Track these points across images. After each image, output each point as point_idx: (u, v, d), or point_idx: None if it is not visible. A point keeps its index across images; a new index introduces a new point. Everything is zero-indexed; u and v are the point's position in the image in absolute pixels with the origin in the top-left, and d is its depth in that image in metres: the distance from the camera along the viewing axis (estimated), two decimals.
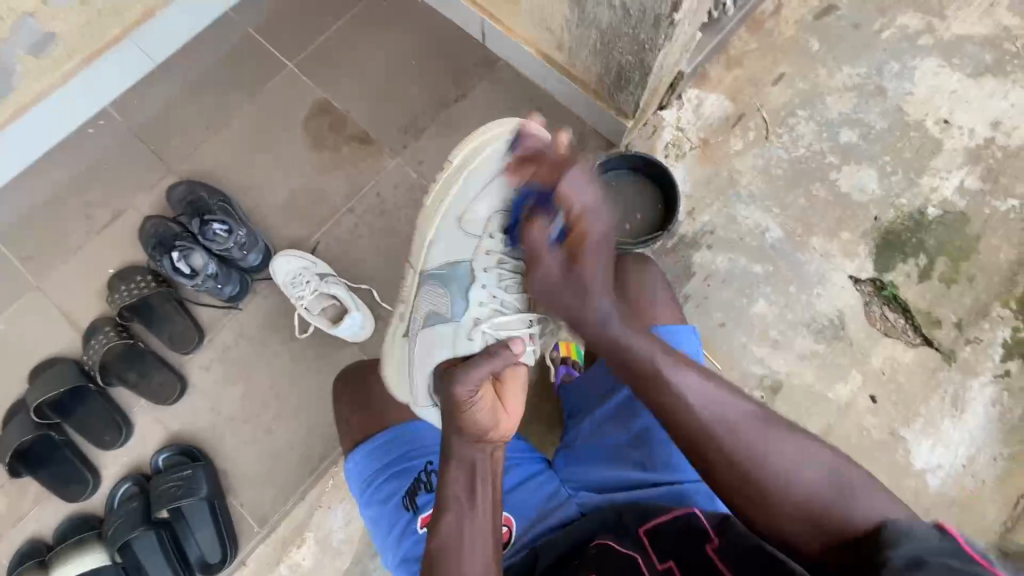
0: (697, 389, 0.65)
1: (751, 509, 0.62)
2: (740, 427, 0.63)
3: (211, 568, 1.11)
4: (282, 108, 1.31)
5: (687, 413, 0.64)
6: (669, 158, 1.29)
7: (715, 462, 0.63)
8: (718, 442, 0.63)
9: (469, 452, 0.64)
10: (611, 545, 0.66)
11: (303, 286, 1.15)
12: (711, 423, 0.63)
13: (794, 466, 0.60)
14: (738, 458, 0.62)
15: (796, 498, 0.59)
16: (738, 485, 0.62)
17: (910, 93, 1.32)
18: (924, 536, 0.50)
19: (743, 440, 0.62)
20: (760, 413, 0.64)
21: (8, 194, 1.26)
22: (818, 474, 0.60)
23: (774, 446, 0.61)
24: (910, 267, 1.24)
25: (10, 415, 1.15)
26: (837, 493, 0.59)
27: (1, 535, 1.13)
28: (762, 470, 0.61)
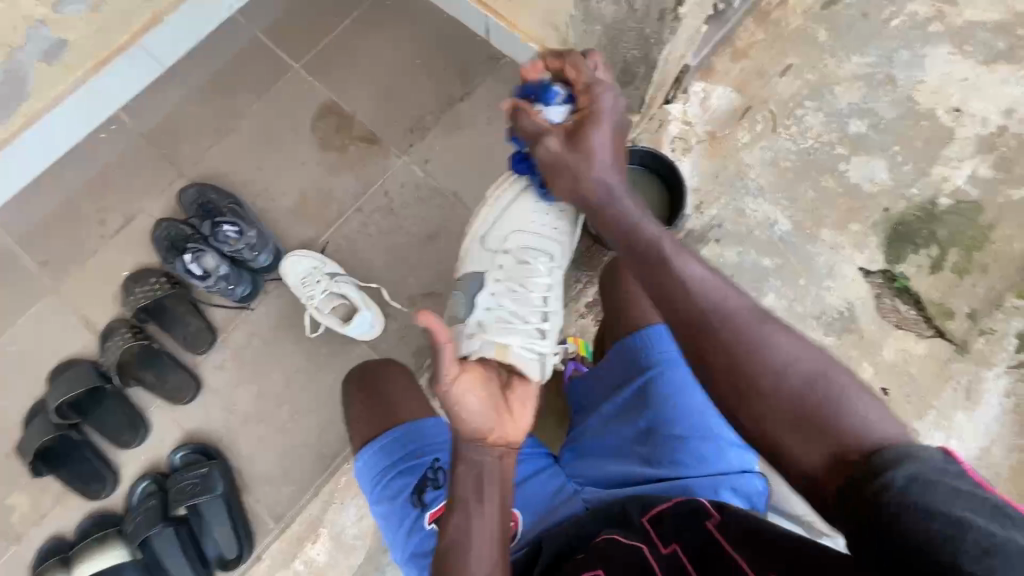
0: (706, 277, 0.62)
1: (749, 399, 0.55)
2: (739, 314, 0.58)
3: (228, 564, 1.13)
4: (290, 110, 1.32)
5: (688, 298, 0.60)
6: (676, 152, 1.29)
7: (714, 336, 0.58)
8: (709, 316, 0.59)
9: (476, 456, 0.63)
10: (617, 538, 0.65)
11: (313, 286, 1.16)
12: (721, 359, 0.57)
13: (793, 359, 0.55)
14: (730, 328, 0.58)
15: (796, 380, 0.54)
16: (724, 369, 0.57)
17: (920, 82, 1.30)
18: (929, 455, 0.45)
19: (731, 327, 0.57)
20: (765, 313, 0.59)
21: (24, 199, 1.28)
22: (799, 347, 0.56)
23: (771, 338, 0.56)
24: (922, 258, 1.23)
25: (31, 415, 1.18)
26: (830, 397, 0.53)
27: (25, 534, 1.15)
28: (756, 348, 0.56)
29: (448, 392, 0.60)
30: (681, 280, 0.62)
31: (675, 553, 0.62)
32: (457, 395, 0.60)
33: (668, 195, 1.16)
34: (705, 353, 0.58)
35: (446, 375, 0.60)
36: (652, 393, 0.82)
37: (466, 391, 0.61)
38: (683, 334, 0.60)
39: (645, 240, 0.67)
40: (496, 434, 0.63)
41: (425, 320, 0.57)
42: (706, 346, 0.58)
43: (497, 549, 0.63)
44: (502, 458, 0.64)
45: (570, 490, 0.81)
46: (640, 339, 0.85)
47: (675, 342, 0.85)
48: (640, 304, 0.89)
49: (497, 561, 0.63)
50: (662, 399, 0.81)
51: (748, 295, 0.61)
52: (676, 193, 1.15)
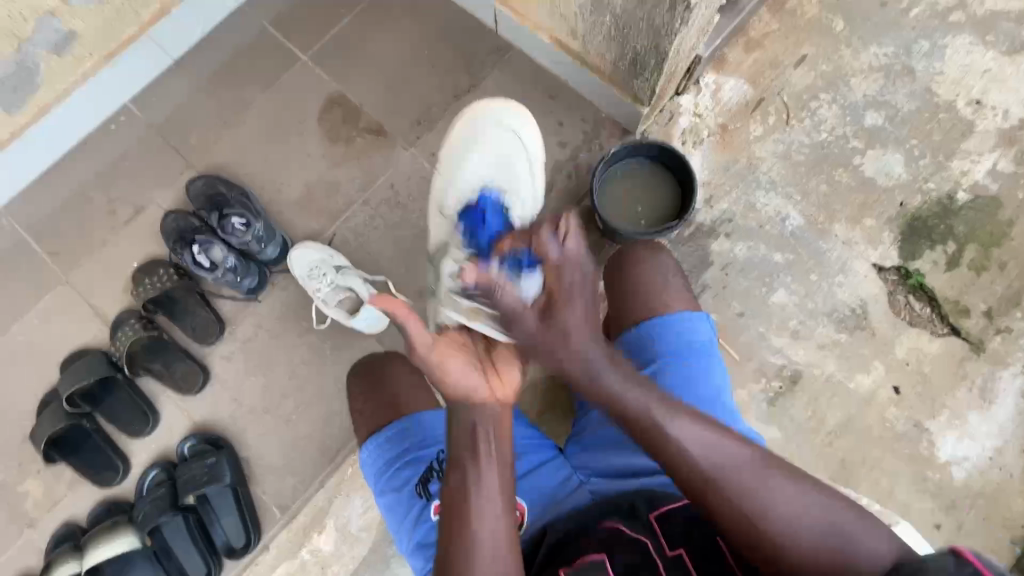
0: (697, 437, 0.61)
1: (760, 551, 0.58)
2: (741, 471, 0.60)
3: (236, 552, 1.15)
4: (297, 101, 1.32)
5: (688, 458, 0.61)
6: (686, 145, 1.27)
7: (722, 506, 0.59)
8: (726, 489, 0.59)
9: (471, 417, 0.63)
10: (620, 529, 0.66)
11: (320, 278, 1.16)
12: (716, 467, 0.60)
13: (799, 514, 0.58)
14: (741, 494, 0.59)
15: (806, 537, 0.57)
16: (736, 523, 0.59)
17: (939, 73, 1.27)
18: (936, 564, 0.48)
19: (739, 486, 0.59)
20: (760, 453, 0.62)
21: (37, 190, 1.29)
22: (815, 506, 0.58)
23: (774, 496, 0.58)
24: (937, 254, 1.20)
25: (44, 404, 1.20)
26: (838, 535, 0.57)
27: (38, 519, 1.18)
28: (761, 509, 0.58)
29: (428, 362, 0.62)
30: (679, 451, 0.61)
31: (681, 556, 0.63)
32: (442, 365, 0.62)
33: (677, 189, 1.15)
34: (716, 513, 0.60)
35: (421, 344, 0.62)
36: (657, 386, 0.81)
37: (443, 356, 0.63)
38: (696, 495, 0.61)
39: (609, 392, 0.63)
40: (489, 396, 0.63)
41: (376, 302, 0.61)
42: (716, 505, 0.59)
43: (508, 515, 0.62)
44: (498, 415, 0.64)
45: (575, 481, 0.80)
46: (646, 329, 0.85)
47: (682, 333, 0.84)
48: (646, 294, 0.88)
49: (503, 519, 0.61)
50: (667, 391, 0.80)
51: (748, 441, 0.63)
52: (685, 186, 1.13)
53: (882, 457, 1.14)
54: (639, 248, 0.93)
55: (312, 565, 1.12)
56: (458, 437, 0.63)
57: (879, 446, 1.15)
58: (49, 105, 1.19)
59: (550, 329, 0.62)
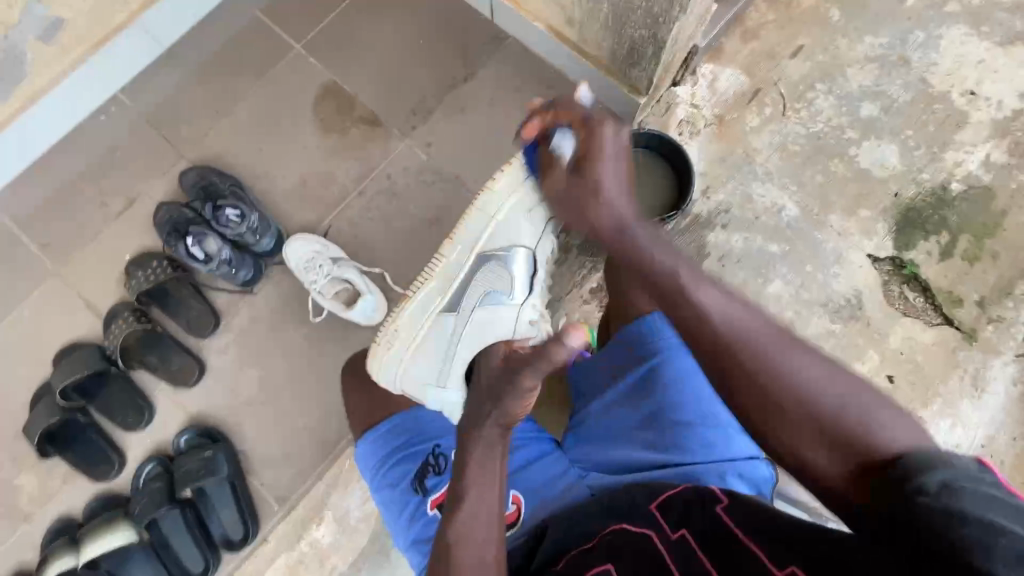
0: (724, 304, 0.62)
1: (778, 417, 0.57)
2: (761, 339, 0.59)
3: (234, 545, 1.14)
4: (291, 92, 1.30)
5: (707, 325, 0.62)
6: (683, 136, 1.27)
7: (741, 365, 0.59)
8: (746, 350, 0.59)
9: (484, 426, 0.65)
10: (626, 528, 0.65)
11: (317, 270, 1.15)
12: (734, 329, 0.60)
13: (823, 386, 0.56)
14: (761, 364, 0.58)
15: (828, 405, 0.55)
16: (758, 395, 0.58)
17: (934, 64, 1.27)
18: (961, 463, 0.47)
19: (767, 348, 0.59)
20: (784, 329, 0.61)
21: (26, 181, 1.27)
22: (842, 387, 0.57)
23: (795, 364, 0.57)
24: (931, 245, 1.21)
25: (37, 398, 1.18)
26: (861, 412, 0.55)
27: (33, 514, 1.17)
28: (776, 377, 0.57)
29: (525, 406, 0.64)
30: (701, 312, 0.62)
31: (684, 537, 0.62)
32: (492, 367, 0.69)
33: (675, 180, 1.15)
34: (737, 394, 0.59)
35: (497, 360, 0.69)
36: (657, 381, 0.82)
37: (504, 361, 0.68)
38: (711, 360, 0.61)
39: (630, 246, 0.72)
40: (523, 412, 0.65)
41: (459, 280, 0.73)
42: (731, 365, 0.60)
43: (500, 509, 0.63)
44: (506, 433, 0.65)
45: (574, 475, 0.81)
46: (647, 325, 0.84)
47: None
48: None
49: (497, 517, 0.62)
50: (666, 386, 0.81)
51: (773, 318, 0.62)
52: (682, 178, 1.13)
53: None
54: None
55: (310, 557, 1.12)
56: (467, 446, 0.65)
57: None
58: (38, 95, 1.17)
59: (580, 180, 0.77)
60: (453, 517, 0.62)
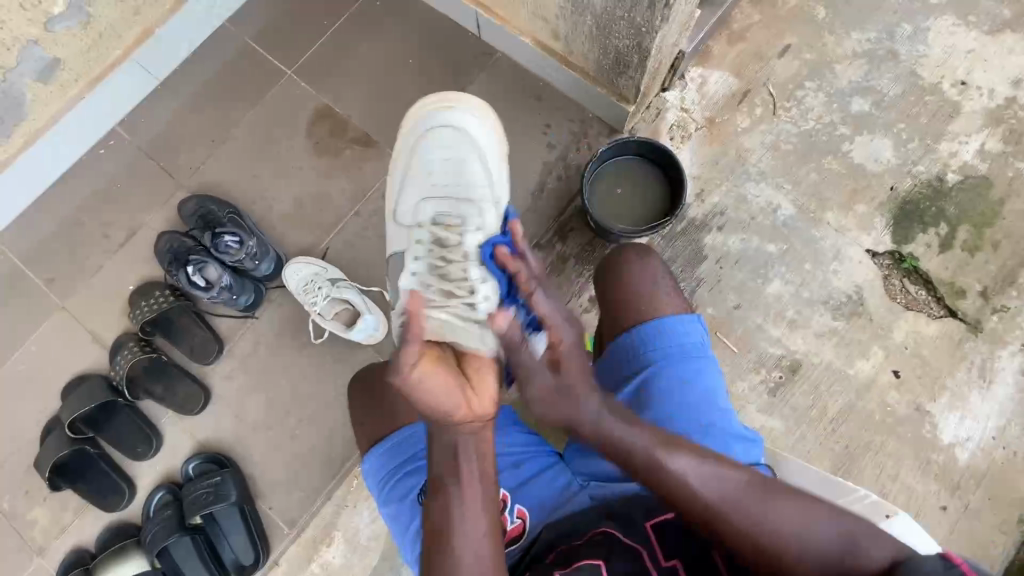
0: (694, 468, 0.66)
1: (773, 573, 0.61)
2: (742, 500, 0.64)
3: (244, 569, 1.15)
4: (284, 116, 1.32)
5: (692, 495, 0.65)
6: (675, 140, 1.27)
7: (729, 531, 0.63)
8: (738, 515, 0.63)
9: (453, 437, 0.64)
10: (615, 535, 0.69)
11: (316, 292, 1.16)
12: (719, 498, 0.64)
13: (806, 521, 0.62)
14: (748, 526, 0.63)
15: (813, 567, 0.61)
16: (751, 549, 0.62)
17: (924, 55, 1.27)
18: (928, 563, 0.53)
19: (744, 510, 0.63)
20: (756, 480, 0.66)
21: (28, 218, 1.29)
22: (828, 531, 0.62)
23: (778, 515, 0.63)
24: (930, 237, 1.21)
25: (47, 431, 1.20)
26: (842, 566, 0.60)
27: (47, 546, 1.18)
28: (763, 534, 0.62)
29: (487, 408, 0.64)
30: (679, 479, 0.65)
31: (676, 567, 0.66)
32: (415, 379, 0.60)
33: (667, 187, 1.15)
34: (725, 540, 0.64)
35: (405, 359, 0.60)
36: (651, 391, 0.82)
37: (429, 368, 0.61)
38: (701, 522, 0.65)
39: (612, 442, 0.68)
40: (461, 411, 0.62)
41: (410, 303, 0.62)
42: (721, 532, 0.63)
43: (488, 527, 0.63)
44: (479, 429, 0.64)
45: (576, 485, 0.81)
46: (639, 335, 0.85)
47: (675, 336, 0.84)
48: (640, 299, 0.88)
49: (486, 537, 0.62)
50: (662, 395, 0.81)
51: (741, 467, 0.67)
52: (676, 182, 1.13)
53: (884, 443, 1.14)
54: (628, 253, 0.93)
55: None
56: (438, 452, 0.64)
57: (882, 431, 1.15)
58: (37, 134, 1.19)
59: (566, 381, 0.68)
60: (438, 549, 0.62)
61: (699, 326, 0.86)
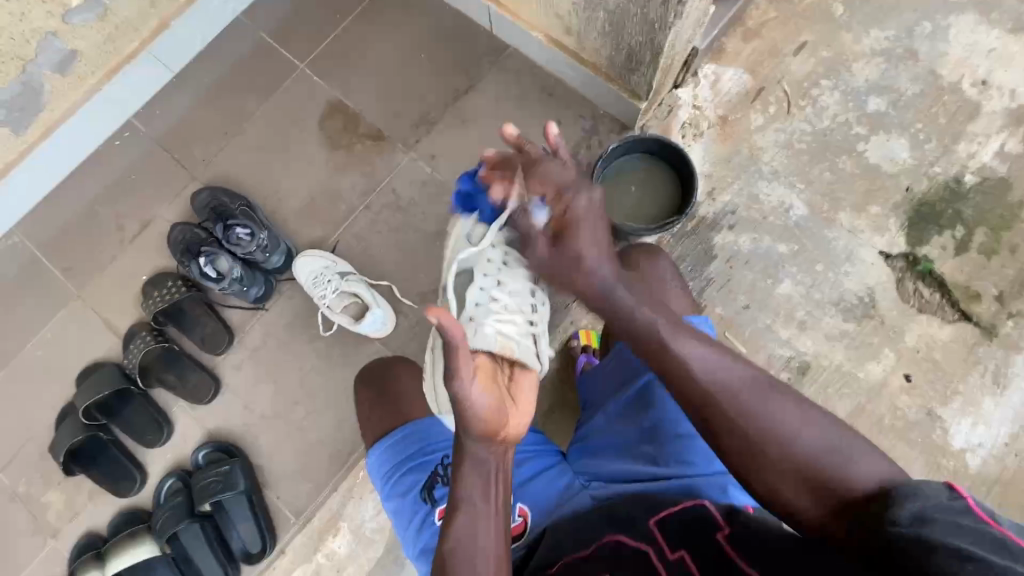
0: (705, 358, 0.64)
1: (763, 474, 0.60)
2: (743, 391, 0.62)
3: (252, 557, 1.17)
4: (297, 110, 1.33)
5: (690, 382, 0.64)
6: (687, 138, 1.26)
7: (731, 430, 0.62)
8: (733, 401, 0.62)
9: (481, 452, 0.64)
10: (626, 543, 0.66)
11: (325, 285, 1.17)
12: (717, 384, 0.63)
13: (799, 431, 0.59)
14: (740, 412, 0.61)
15: (805, 456, 0.59)
16: (741, 443, 0.61)
17: (944, 54, 1.25)
18: (932, 490, 0.51)
19: (740, 397, 0.62)
20: (764, 376, 0.64)
21: (45, 208, 1.32)
22: (821, 433, 0.59)
23: (774, 410, 0.61)
24: (946, 239, 1.19)
25: (62, 416, 1.22)
26: (837, 457, 0.58)
27: (61, 529, 1.21)
28: (764, 435, 0.60)
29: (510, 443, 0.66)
30: (679, 363, 0.65)
31: (682, 559, 0.62)
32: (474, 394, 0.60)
33: (678, 184, 1.14)
34: (720, 436, 0.63)
35: (465, 372, 0.58)
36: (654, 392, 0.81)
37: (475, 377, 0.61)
38: (697, 406, 0.64)
39: (620, 307, 0.69)
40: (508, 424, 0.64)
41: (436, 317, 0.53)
42: (712, 417, 0.63)
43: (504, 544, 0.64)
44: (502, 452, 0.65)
45: (577, 486, 0.82)
46: None
47: None
48: None
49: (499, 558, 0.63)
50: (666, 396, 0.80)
51: (750, 362, 0.65)
52: (687, 180, 1.12)
53: (893, 447, 1.13)
54: (635, 256, 0.93)
55: (328, 568, 1.13)
56: (465, 474, 0.64)
57: (892, 435, 1.13)
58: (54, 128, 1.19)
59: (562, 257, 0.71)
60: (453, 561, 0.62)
61: (707, 329, 0.86)
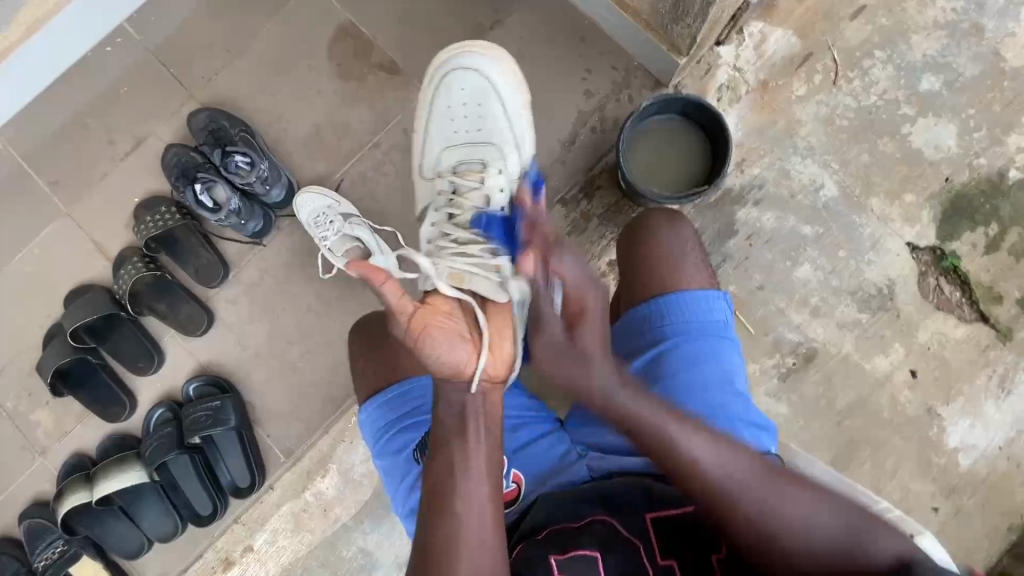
0: (708, 450, 0.64)
1: (779, 566, 0.61)
2: (745, 482, 0.63)
3: (241, 492, 1.18)
4: (305, 31, 1.22)
5: (697, 476, 0.63)
6: (722, 102, 1.17)
7: (739, 524, 0.62)
8: (741, 508, 0.62)
9: (458, 396, 0.63)
10: (613, 524, 0.67)
11: (327, 226, 1.07)
12: (725, 484, 0.63)
13: (806, 522, 0.61)
14: (749, 520, 0.62)
15: (816, 544, 0.60)
16: (756, 539, 0.62)
17: (1012, 34, 1.15)
18: None
19: (744, 495, 0.62)
20: (763, 463, 0.64)
21: (33, 116, 1.23)
22: (832, 512, 0.61)
23: (782, 502, 0.62)
24: (977, 237, 1.14)
25: (50, 336, 1.19)
26: (852, 557, 0.59)
27: (49, 447, 1.21)
28: (773, 530, 0.61)
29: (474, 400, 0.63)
30: (689, 463, 0.63)
31: (670, 567, 0.64)
32: (427, 338, 0.60)
33: (708, 155, 1.07)
34: (733, 535, 0.63)
35: (399, 308, 0.60)
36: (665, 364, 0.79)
37: (425, 325, 0.61)
38: (706, 515, 0.64)
39: (624, 413, 0.65)
40: (473, 368, 0.62)
41: (351, 268, 0.59)
42: (725, 519, 0.63)
43: (492, 498, 0.62)
44: (484, 397, 0.64)
45: (574, 454, 0.80)
46: (658, 307, 0.82)
47: (698, 312, 0.81)
48: (667, 269, 0.84)
49: (489, 507, 0.62)
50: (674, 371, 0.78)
51: (744, 447, 0.66)
52: (719, 148, 1.05)
53: (887, 440, 1.13)
54: (658, 220, 0.88)
55: (315, 507, 1.14)
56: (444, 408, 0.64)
57: (888, 428, 1.13)
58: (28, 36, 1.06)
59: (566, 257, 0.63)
60: (440, 516, 0.61)
61: (725, 306, 0.83)
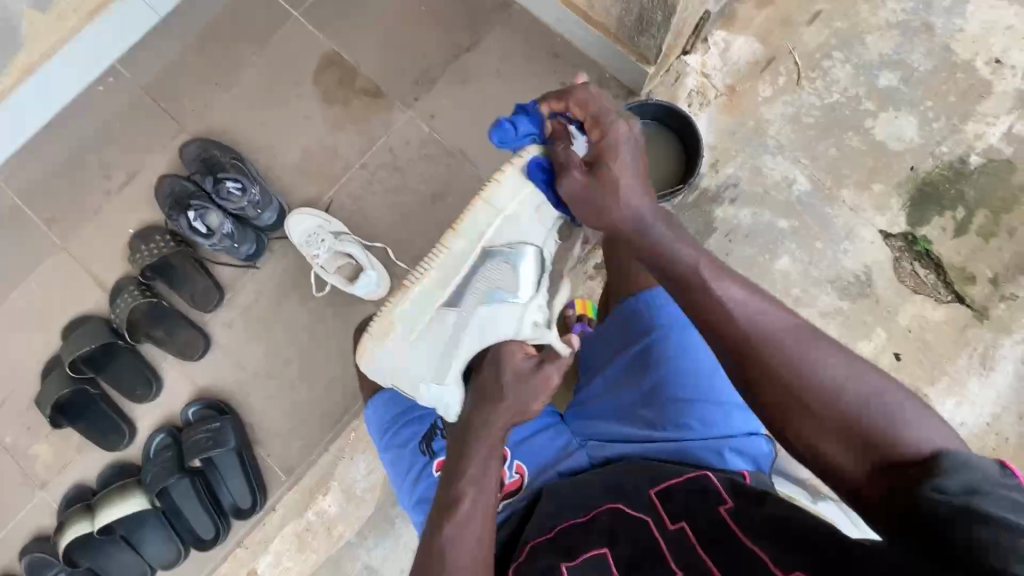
0: (743, 296, 0.57)
1: (802, 425, 0.53)
2: (790, 336, 0.55)
3: (242, 512, 1.19)
4: (291, 62, 1.27)
5: (728, 317, 0.57)
6: (693, 107, 1.23)
7: (775, 376, 0.54)
8: (773, 347, 0.55)
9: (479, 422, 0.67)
10: (623, 510, 0.69)
11: (318, 245, 1.14)
12: (755, 329, 0.56)
13: (843, 383, 0.52)
14: (788, 364, 0.54)
15: (867, 417, 0.51)
16: (779, 395, 0.54)
17: (960, 30, 1.21)
18: (987, 465, 0.46)
19: (777, 341, 0.55)
20: (806, 323, 0.56)
21: (29, 155, 1.27)
22: (875, 384, 0.52)
23: (823, 359, 0.53)
24: (946, 221, 1.18)
25: (48, 369, 1.20)
26: (887, 418, 0.51)
27: (49, 481, 1.21)
28: (810, 384, 0.53)
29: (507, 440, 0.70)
30: (717, 303, 0.58)
31: (683, 530, 0.64)
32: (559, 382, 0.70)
33: (683, 156, 1.12)
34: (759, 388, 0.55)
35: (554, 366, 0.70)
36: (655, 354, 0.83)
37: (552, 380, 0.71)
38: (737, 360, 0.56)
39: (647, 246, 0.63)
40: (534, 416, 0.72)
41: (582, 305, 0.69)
42: (752, 361, 0.55)
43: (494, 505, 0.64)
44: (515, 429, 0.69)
45: (575, 445, 0.82)
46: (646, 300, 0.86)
47: None
48: None
49: (490, 513, 0.64)
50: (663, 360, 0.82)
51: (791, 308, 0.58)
52: (691, 149, 1.10)
53: None
54: None
55: (318, 525, 1.14)
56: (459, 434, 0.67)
57: None
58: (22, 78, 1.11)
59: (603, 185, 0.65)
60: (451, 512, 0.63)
61: None
